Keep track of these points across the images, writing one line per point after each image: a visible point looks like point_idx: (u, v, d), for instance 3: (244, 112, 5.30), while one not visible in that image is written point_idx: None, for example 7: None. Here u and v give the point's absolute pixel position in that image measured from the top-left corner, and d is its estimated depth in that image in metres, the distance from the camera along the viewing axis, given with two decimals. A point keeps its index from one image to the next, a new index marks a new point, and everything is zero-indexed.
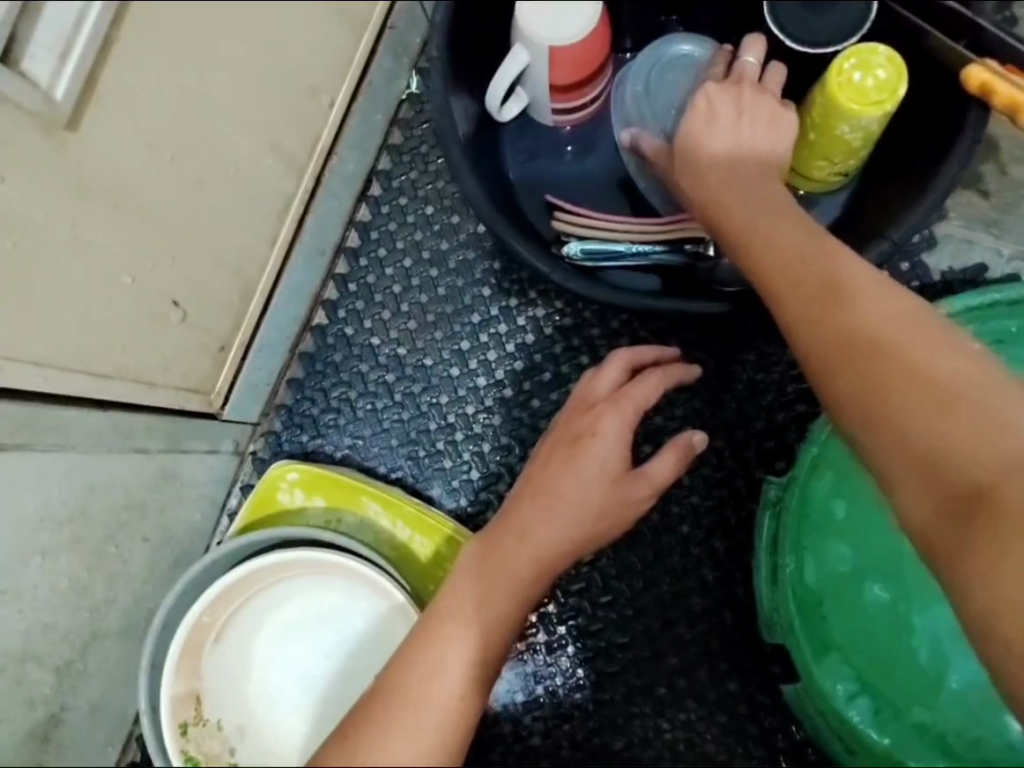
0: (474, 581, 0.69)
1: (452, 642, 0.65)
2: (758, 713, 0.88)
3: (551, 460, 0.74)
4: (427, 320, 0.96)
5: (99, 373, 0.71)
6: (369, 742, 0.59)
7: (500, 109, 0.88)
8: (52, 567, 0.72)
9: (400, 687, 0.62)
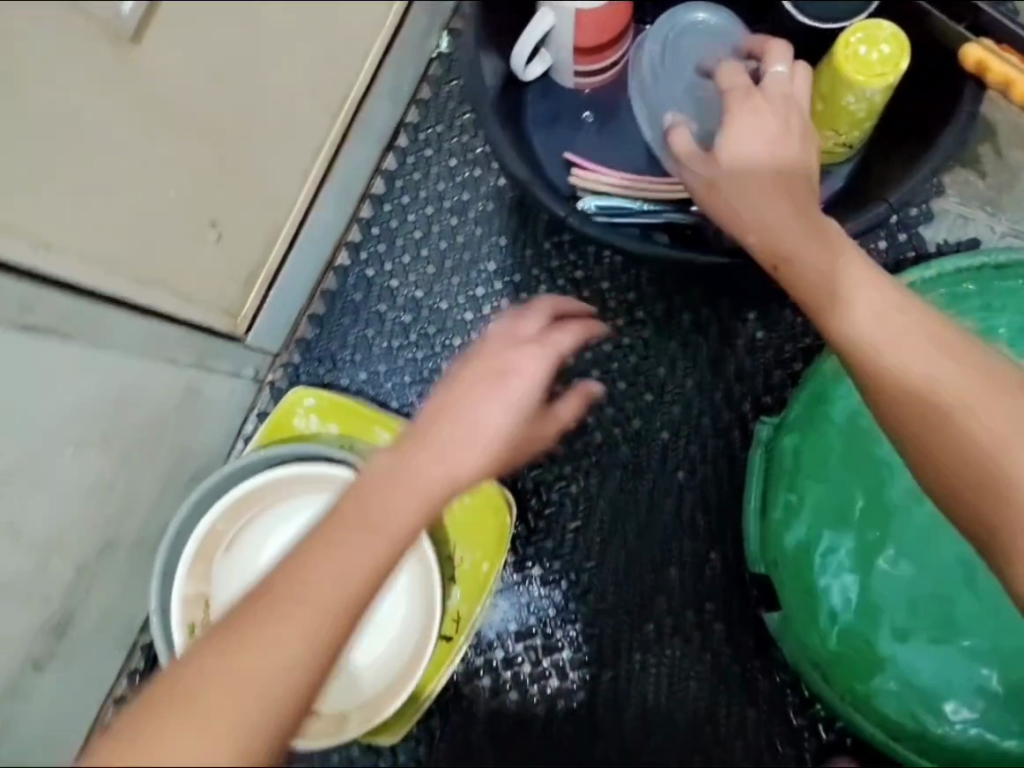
0: (356, 507, 0.55)
1: (343, 548, 0.53)
2: (742, 656, 0.93)
3: (468, 390, 0.61)
4: (445, 267, 1.01)
5: (138, 280, 0.74)
6: (202, 691, 0.48)
7: (524, 69, 0.92)
8: (81, 462, 0.75)
9: (267, 601, 0.50)
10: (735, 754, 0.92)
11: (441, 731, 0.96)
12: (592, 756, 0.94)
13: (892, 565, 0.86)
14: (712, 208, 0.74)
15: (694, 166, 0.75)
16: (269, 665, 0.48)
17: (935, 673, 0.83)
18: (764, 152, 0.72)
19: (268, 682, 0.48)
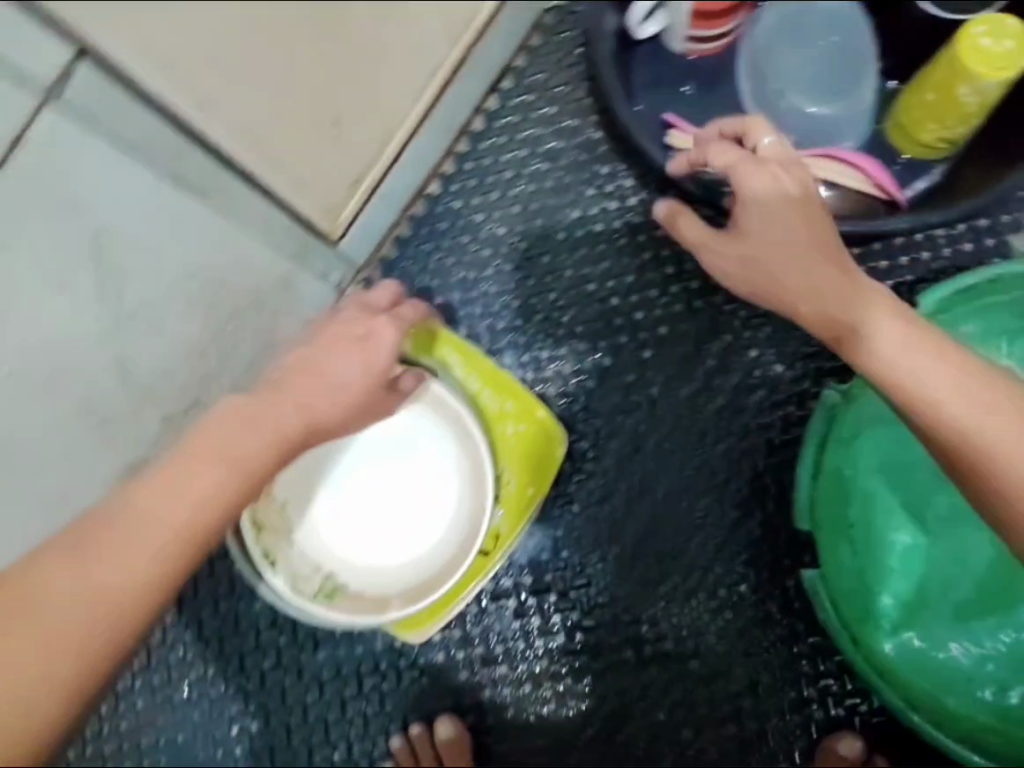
0: (224, 429, 0.65)
1: (183, 478, 0.62)
2: (764, 620, 0.95)
3: (324, 346, 0.71)
4: (530, 208, 1.04)
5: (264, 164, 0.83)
6: (56, 560, 0.59)
7: (638, 26, 0.96)
8: (185, 320, 0.82)
9: (109, 521, 0.60)
10: (742, 711, 0.94)
11: (458, 645, 1.00)
12: (602, 689, 0.97)
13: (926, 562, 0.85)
14: (741, 289, 0.76)
15: (716, 247, 0.77)
16: (114, 573, 0.59)
17: (962, 658, 0.83)
18: (769, 229, 0.72)
19: (118, 586, 0.59)
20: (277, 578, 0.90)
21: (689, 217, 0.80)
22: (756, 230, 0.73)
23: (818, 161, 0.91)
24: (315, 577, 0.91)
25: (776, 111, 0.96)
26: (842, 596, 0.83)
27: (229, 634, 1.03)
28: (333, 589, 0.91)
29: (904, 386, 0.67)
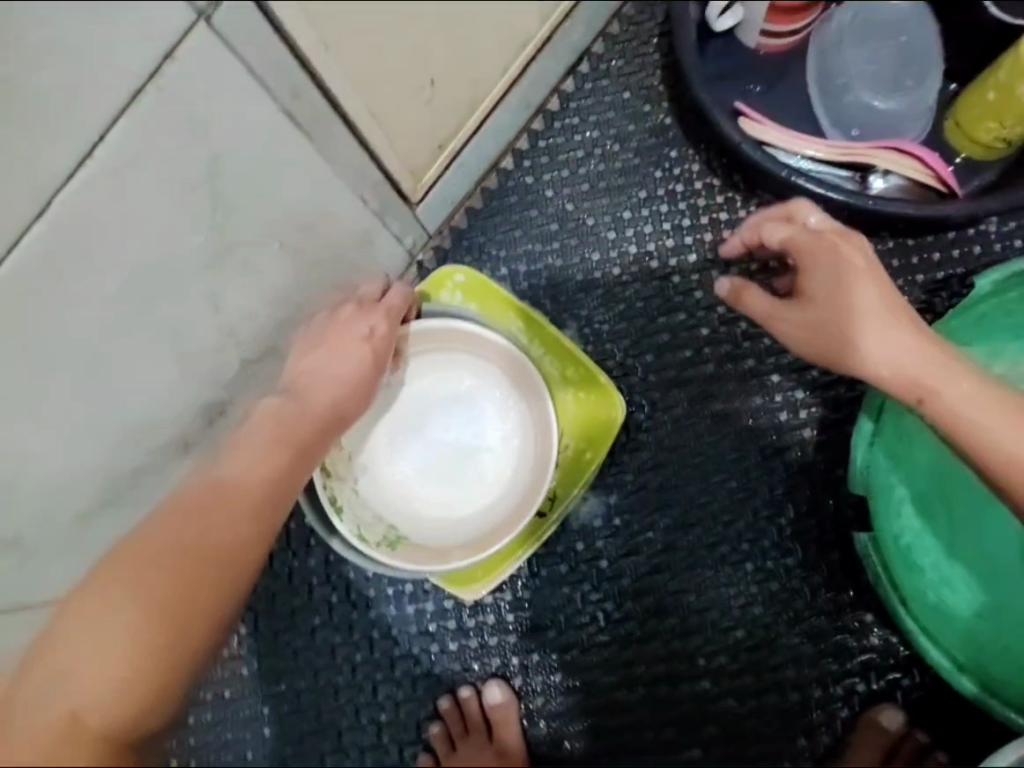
0: (236, 461, 0.73)
1: (257, 444, 0.75)
2: (811, 593, 0.97)
3: (325, 347, 0.83)
4: (599, 187, 1.07)
5: (370, 111, 0.81)
6: (74, 621, 0.59)
7: (716, 19, 1.00)
8: (277, 261, 0.84)
9: (202, 494, 0.69)
10: (785, 680, 0.97)
11: (509, 607, 1.01)
12: (648, 656, 0.99)
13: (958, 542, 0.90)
14: (811, 353, 0.79)
15: (784, 317, 0.80)
16: (203, 539, 0.65)
17: (989, 633, 0.87)
18: (837, 300, 0.76)
19: (219, 540, 0.66)
20: (344, 523, 0.93)
21: (756, 292, 0.82)
22: (822, 305, 0.77)
23: (878, 151, 0.97)
24: (379, 527, 0.95)
25: (841, 105, 1.01)
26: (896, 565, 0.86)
27: (279, 589, 1.03)
28: (396, 539, 0.95)
29: (962, 428, 0.73)
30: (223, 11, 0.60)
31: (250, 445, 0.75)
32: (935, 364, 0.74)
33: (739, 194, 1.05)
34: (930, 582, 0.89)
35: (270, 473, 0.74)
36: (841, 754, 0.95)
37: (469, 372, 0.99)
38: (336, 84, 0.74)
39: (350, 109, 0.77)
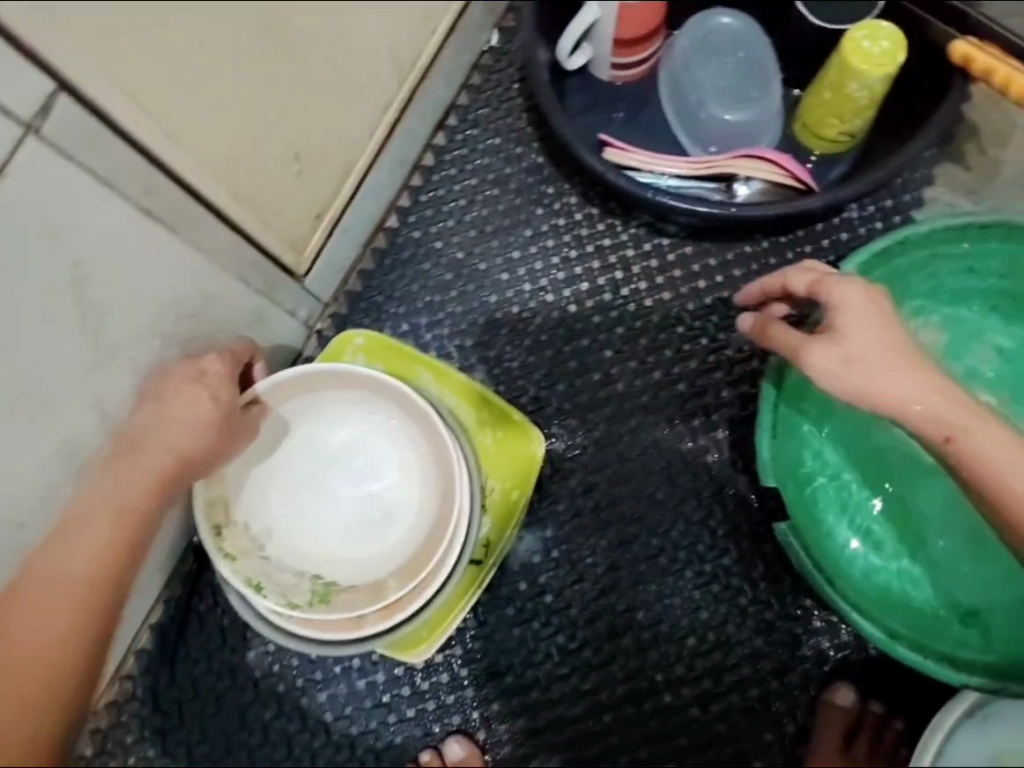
0: (70, 537, 0.76)
1: (89, 523, 0.76)
2: (751, 591, 1.00)
3: (164, 394, 0.80)
4: (486, 231, 1.10)
5: (234, 192, 0.85)
6: None
7: (568, 57, 1.04)
8: (163, 355, 0.84)
9: (28, 592, 0.75)
10: (743, 679, 0.98)
11: (462, 660, 1.00)
12: (607, 681, 0.99)
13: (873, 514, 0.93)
14: (844, 390, 0.77)
15: (812, 351, 0.79)
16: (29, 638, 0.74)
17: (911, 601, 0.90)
18: (872, 340, 0.78)
19: (41, 640, 0.74)
20: (268, 598, 0.91)
21: (778, 327, 0.82)
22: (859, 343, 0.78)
23: (737, 161, 1.03)
24: (305, 583, 0.94)
25: (697, 122, 1.06)
26: (812, 541, 0.88)
27: (227, 687, 1.00)
28: (326, 591, 0.93)
29: (987, 465, 0.75)
30: (52, 120, 0.63)
31: (75, 527, 0.76)
32: (956, 407, 0.77)
33: (619, 218, 1.09)
34: (862, 554, 0.92)
35: (98, 550, 0.76)
36: (808, 743, 0.96)
37: (357, 410, 0.97)
38: (189, 172, 0.78)
39: (207, 191, 0.81)
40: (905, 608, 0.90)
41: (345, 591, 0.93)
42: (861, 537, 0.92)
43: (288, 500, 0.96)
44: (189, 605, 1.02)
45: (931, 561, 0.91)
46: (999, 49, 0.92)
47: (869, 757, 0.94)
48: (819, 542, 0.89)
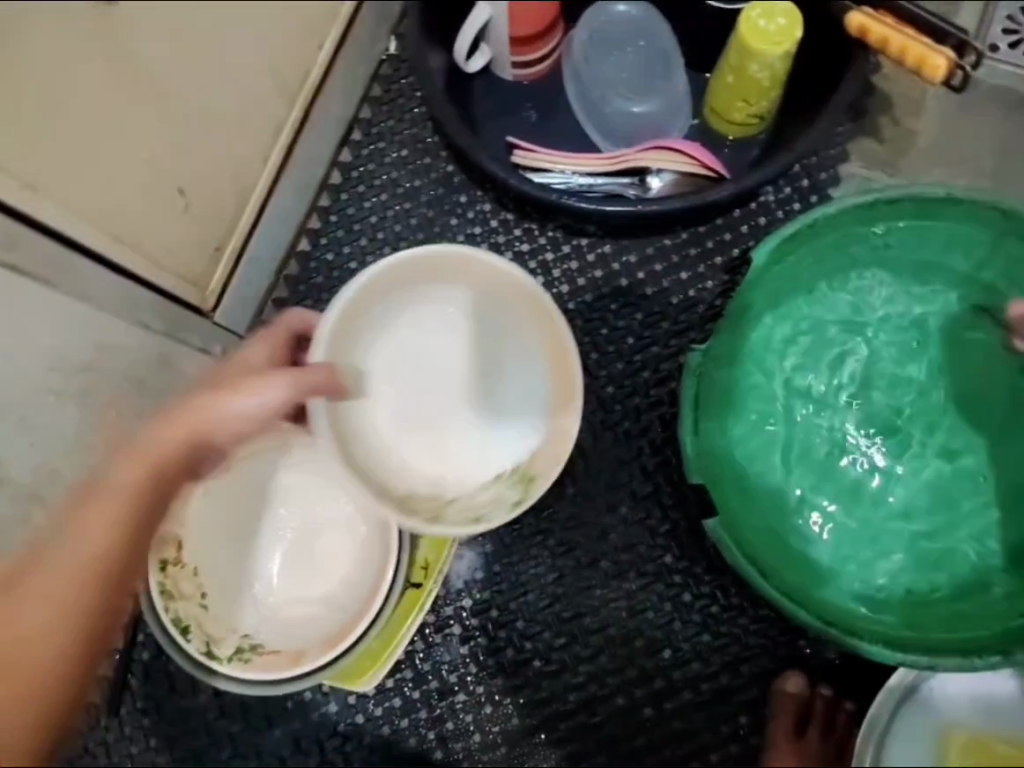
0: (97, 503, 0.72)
1: (88, 525, 0.72)
2: (694, 587, 0.99)
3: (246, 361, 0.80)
4: (401, 247, 1.07)
5: (114, 234, 0.85)
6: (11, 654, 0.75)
7: (466, 61, 1.02)
8: (60, 410, 0.84)
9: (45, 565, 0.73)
10: (694, 675, 0.98)
11: (413, 683, 1.00)
12: (560, 689, 0.99)
13: (821, 496, 0.90)
14: None
15: None
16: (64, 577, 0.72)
17: (863, 583, 0.89)
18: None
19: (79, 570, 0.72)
20: (191, 642, 0.91)
21: None
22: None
23: (649, 154, 1.00)
24: (233, 639, 0.93)
25: (605, 116, 1.04)
26: (744, 536, 0.87)
27: (178, 734, 0.99)
28: (248, 650, 0.92)
29: None
30: None
31: (98, 487, 0.73)
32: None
33: (535, 221, 1.07)
34: (847, 509, 0.90)
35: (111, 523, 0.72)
36: (763, 734, 0.96)
37: (434, 314, 0.90)
38: (58, 220, 0.80)
39: (81, 237, 0.82)
40: (856, 590, 0.88)
41: (270, 651, 0.92)
42: (807, 524, 0.90)
43: (431, 437, 0.89)
44: (132, 655, 1.00)
45: (883, 538, 0.89)
46: (894, 18, 0.94)
47: (823, 738, 0.92)
48: (753, 537, 0.88)
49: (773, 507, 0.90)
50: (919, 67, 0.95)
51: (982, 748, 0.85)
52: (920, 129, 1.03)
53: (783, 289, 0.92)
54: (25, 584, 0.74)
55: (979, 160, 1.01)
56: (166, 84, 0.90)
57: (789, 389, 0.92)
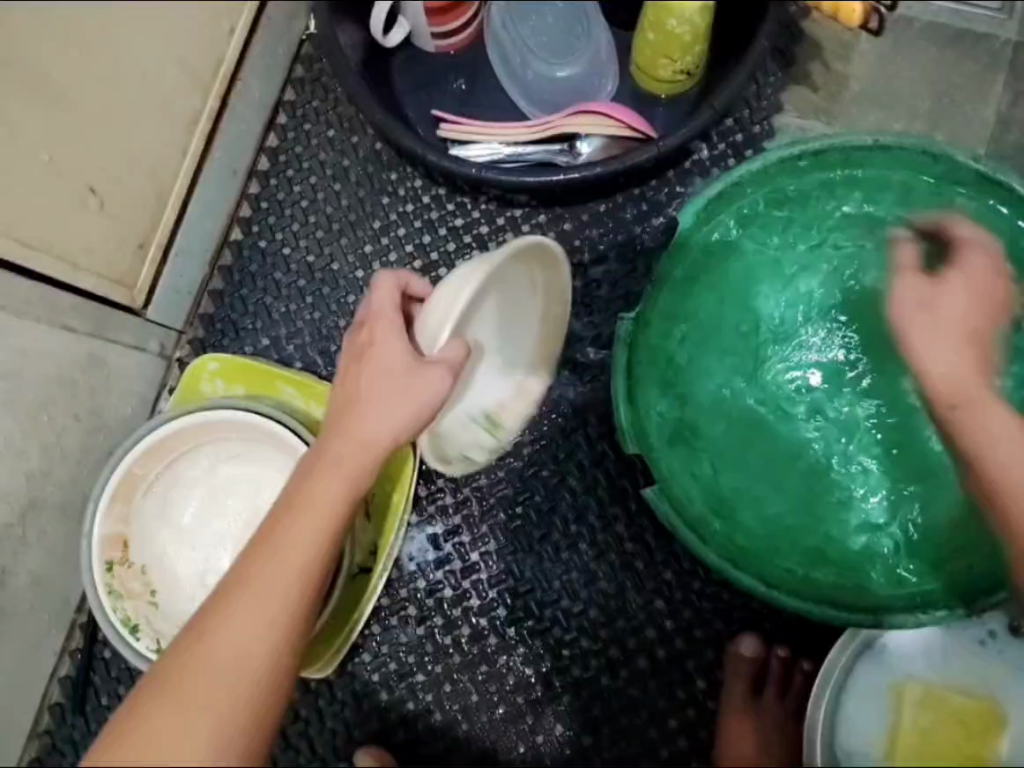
0: (320, 476, 0.67)
1: (314, 493, 0.67)
2: (645, 553, 0.99)
3: (376, 336, 0.71)
4: (334, 230, 1.05)
5: (23, 241, 0.83)
6: (143, 728, 0.57)
7: (384, 35, 1.00)
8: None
9: (242, 577, 0.63)
10: (648, 643, 0.98)
11: (372, 665, 1.01)
12: (517, 663, 0.99)
13: (755, 450, 0.94)
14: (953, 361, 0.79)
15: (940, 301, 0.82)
16: (250, 621, 0.62)
17: (802, 534, 0.92)
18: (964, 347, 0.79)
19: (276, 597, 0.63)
20: (141, 640, 0.91)
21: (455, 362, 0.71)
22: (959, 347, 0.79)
23: (576, 118, 0.97)
24: None
25: (526, 83, 1.02)
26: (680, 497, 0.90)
27: None
28: None
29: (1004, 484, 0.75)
30: None
31: (303, 487, 0.67)
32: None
33: (467, 195, 1.04)
34: (780, 464, 0.94)
35: (318, 529, 0.65)
36: (720, 696, 0.96)
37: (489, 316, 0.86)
38: None
39: None
40: (792, 540, 0.91)
41: None
42: (741, 479, 0.93)
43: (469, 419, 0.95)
44: (93, 654, 1.02)
45: (818, 488, 0.93)
46: None
47: (779, 701, 0.95)
48: (692, 497, 0.91)
49: (710, 468, 0.93)
50: (834, 11, 0.99)
51: (933, 699, 0.90)
52: (853, 73, 1.00)
53: (720, 257, 0.95)
54: (235, 587, 0.63)
55: (916, 101, 0.99)
56: (67, 80, 0.86)
57: (755, 354, 0.95)
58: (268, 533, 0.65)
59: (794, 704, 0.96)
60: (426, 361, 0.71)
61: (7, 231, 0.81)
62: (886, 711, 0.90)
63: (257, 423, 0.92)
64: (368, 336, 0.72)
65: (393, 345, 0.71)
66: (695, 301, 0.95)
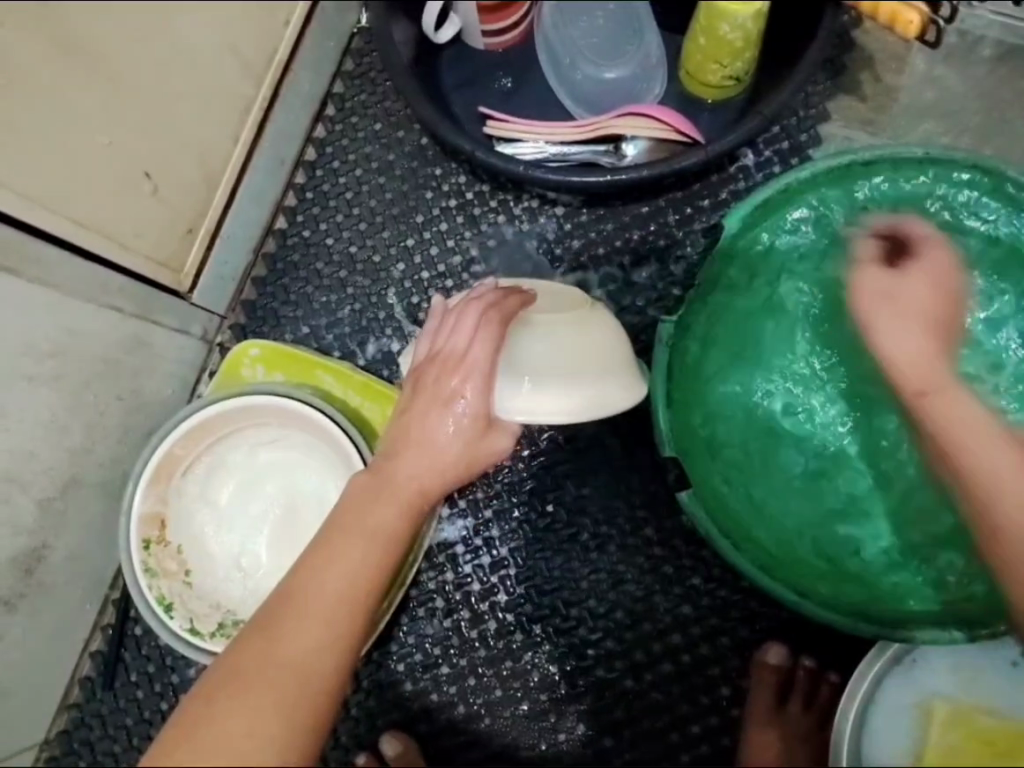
0: (373, 495, 0.75)
1: (367, 508, 0.74)
2: (674, 556, 0.99)
3: (445, 386, 0.76)
4: (376, 222, 1.07)
5: (79, 221, 0.85)
6: (207, 718, 0.59)
7: (435, 31, 1.00)
8: (34, 394, 0.84)
9: (302, 589, 0.68)
10: (674, 647, 0.98)
11: (398, 656, 1.01)
12: (542, 661, 0.99)
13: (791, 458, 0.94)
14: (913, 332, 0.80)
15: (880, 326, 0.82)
16: (311, 622, 0.66)
17: (832, 542, 0.92)
18: (923, 333, 0.80)
19: (333, 600, 0.68)
20: (174, 619, 0.92)
21: (505, 436, 0.79)
22: (894, 348, 0.80)
23: (623, 120, 0.98)
24: (214, 615, 0.94)
25: (574, 84, 1.03)
26: (710, 501, 0.92)
27: (170, 707, 1.02)
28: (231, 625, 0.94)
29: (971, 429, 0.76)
30: None
31: (360, 512, 0.74)
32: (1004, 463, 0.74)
33: (511, 194, 1.05)
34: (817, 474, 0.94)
35: (376, 538, 0.73)
36: (744, 704, 0.96)
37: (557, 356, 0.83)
38: (19, 210, 0.79)
39: (51, 227, 0.82)
40: (823, 547, 0.92)
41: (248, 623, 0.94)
42: (776, 485, 0.94)
43: None
44: (124, 630, 1.04)
45: (851, 498, 0.93)
46: None
47: (803, 713, 0.94)
48: (724, 501, 0.92)
49: (743, 473, 0.94)
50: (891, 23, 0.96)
51: (961, 718, 0.89)
52: (903, 85, 1.00)
53: (762, 264, 0.96)
54: (294, 590, 0.68)
55: (966, 114, 0.98)
56: (123, 64, 0.88)
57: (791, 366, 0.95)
58: (326, 543, 0.72)
59: (818, 715, 0.95)
60: (495, 424, 0.78)
61: (64, 211, 0.83)
62: (913, 725, 0.90)
63: (296, 411, 0.93)
64: (451, 385, 0.76)
65: (471, 400, 0.76)
66: (737, 309, 0.96)
